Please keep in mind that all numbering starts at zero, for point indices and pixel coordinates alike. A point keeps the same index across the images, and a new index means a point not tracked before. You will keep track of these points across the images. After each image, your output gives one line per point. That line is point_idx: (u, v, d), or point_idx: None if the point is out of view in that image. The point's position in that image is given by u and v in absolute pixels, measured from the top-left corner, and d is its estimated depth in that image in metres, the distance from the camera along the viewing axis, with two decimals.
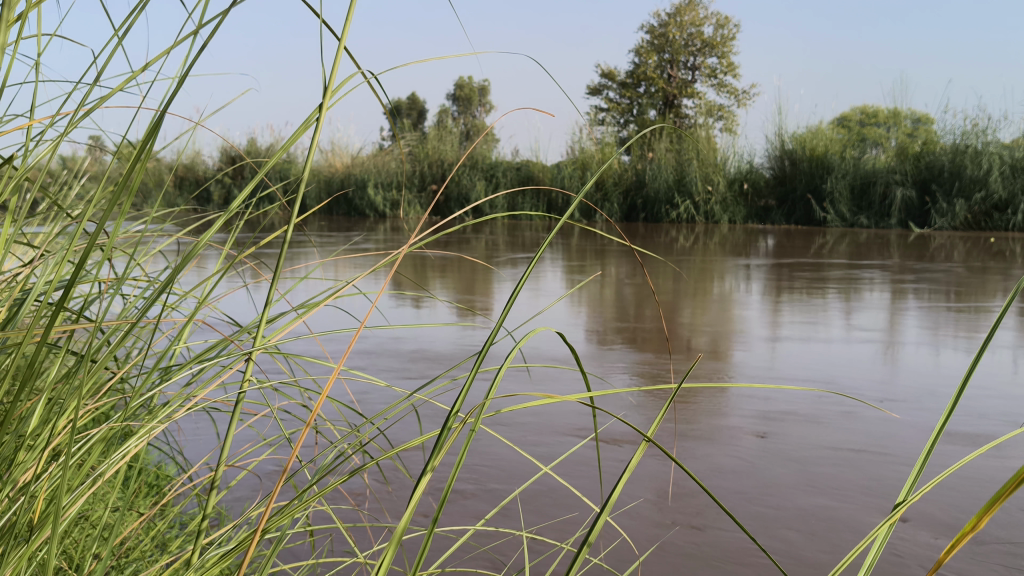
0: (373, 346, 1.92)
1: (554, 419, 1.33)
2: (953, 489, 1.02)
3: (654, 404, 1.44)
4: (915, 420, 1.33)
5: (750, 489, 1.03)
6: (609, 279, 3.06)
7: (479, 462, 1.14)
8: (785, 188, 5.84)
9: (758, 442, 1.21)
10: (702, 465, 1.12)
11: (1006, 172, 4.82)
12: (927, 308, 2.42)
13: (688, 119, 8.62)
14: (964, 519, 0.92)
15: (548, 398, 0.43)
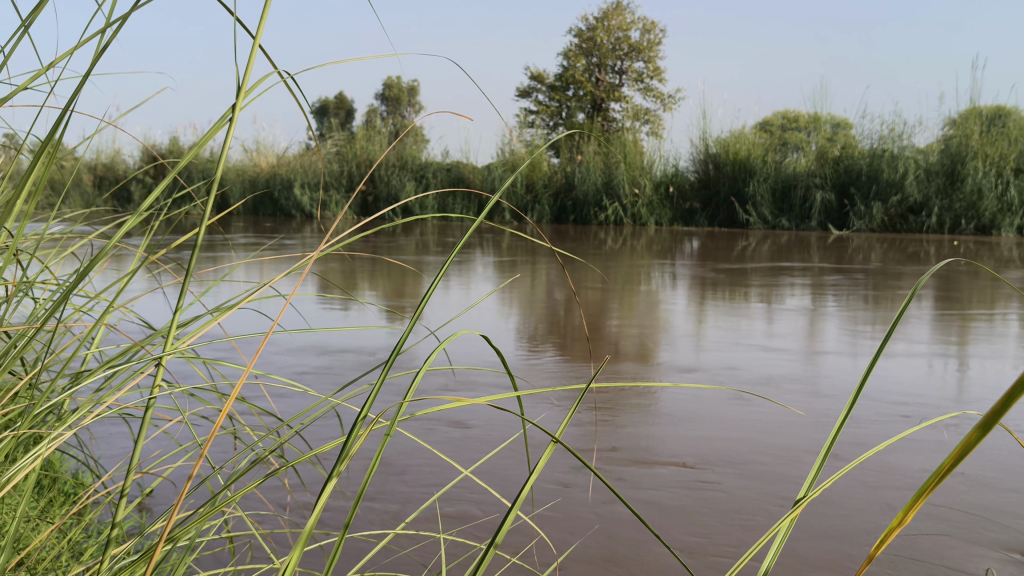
0: (295, 350, 1.90)
1: (475, 422, 1.34)
2: (860, 488, 1.06)
3: (573, 405, 1.46)
4: (827, 418, 1.38)
5: (664, 490, 1.05)
6: (539, 281, 3.10)
7: (399, 466, 1.14)
8: (708, 191, 5.93)
9: (675, 443, 1.24)
10: (619, 465, 1.15)
11: (921, 176, 5.01)
12: (845, 310, 2.51)
13: (616, 122, 8.71)
14: (863, 516, 0.97)
15: (457, 402, 0.45)
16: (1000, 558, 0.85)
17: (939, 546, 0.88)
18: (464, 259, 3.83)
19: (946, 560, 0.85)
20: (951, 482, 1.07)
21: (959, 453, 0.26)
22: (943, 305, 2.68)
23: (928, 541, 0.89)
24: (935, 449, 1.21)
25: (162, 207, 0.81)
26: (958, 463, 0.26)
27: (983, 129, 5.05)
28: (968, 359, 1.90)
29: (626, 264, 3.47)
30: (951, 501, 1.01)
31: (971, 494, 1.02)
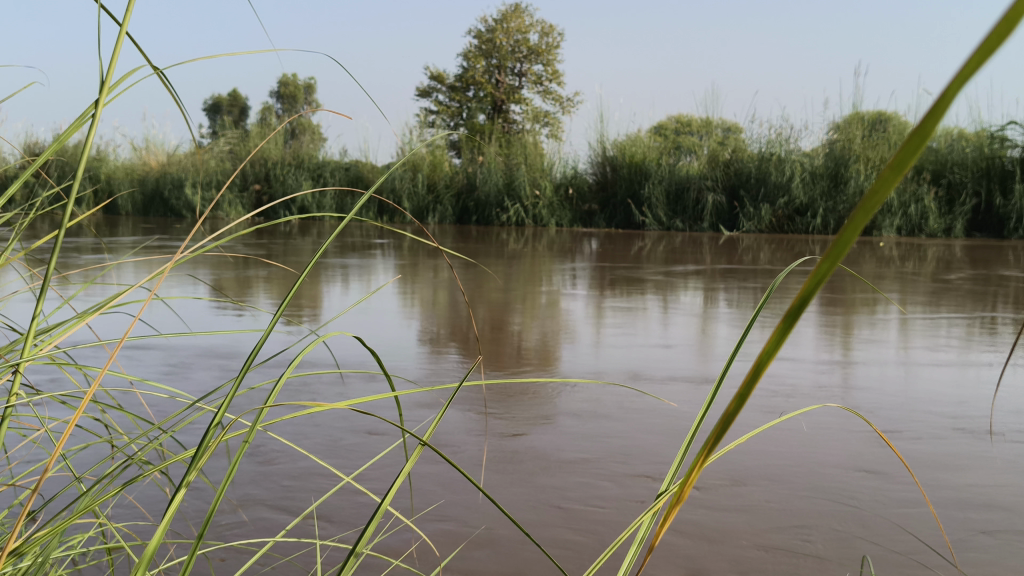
0: (179, 355, 1.87)
1: (366, 427, 1.35)
2: (738, 481, 1.12)
3: (458, 407, 1.48)
4: (704, 416, 1.45)
5: (555, 489, 1.09)
6: (441, 283, 3.12)
7: (280, 473, 1.14)
8: (606, 193, 6.04)
9: (567, 443, 1.28)
10: (509, 466, 1.18)
11: (806, 179, 5.22)
12: (735, 309, 2.61)
13: (516, 123, 8.80)
14: (725, 513, 1.02)
15: (321, 408, 0.51)
16: (865, 547, 0.92)
17: (810, 539, 0.95)
18: (363, 261, 3.82)
19: (818, 550, 0.92)
20: (821, 475, 1.14)
21: (715, 443, 0.28)
22: (828, 304, 2.81)
23: (786, 538, 0.95)
24: (807, 442, 1.29)
25: (33, 205, 0.81)
26: (712, 462, 0.29)
27: (865, 134, 5.36)
28: (846, 357, 2.01)
29: (527, 265, 3.53)
30: (822, 492, 1.08)
31: (830, 490, 1.09)
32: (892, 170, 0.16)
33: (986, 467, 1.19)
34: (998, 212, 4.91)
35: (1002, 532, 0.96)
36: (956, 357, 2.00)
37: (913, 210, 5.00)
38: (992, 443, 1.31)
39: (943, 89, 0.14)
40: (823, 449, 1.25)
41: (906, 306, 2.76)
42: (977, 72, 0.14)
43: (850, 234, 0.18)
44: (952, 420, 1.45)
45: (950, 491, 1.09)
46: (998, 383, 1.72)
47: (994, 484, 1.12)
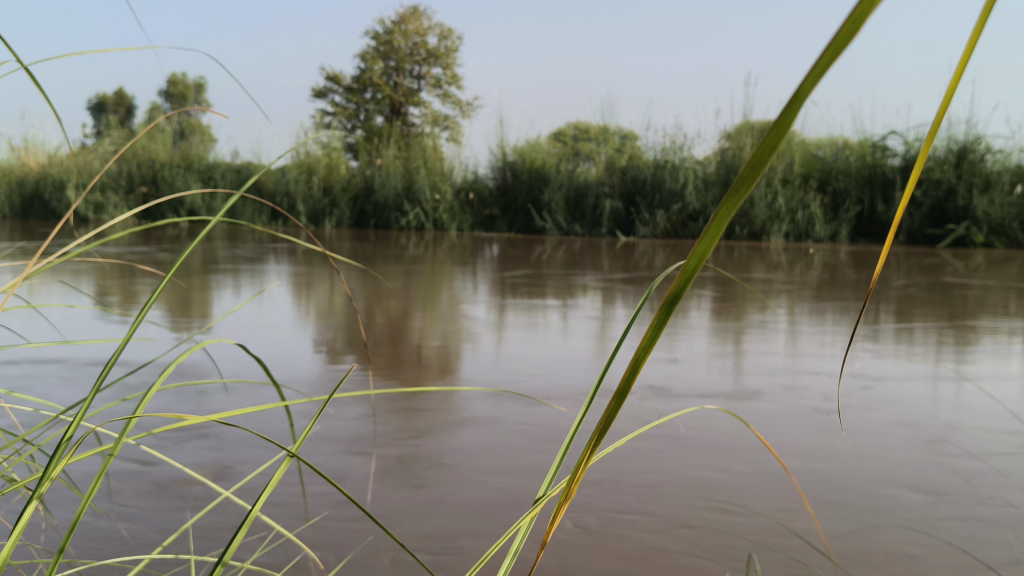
0: (52, 365, 1.76)
1: (250, 439, 1.28)
2: (625, 484, 1.10)
3: (348, 416, 1.43)
4: (595, 422, 1.43)
5: (439, 498, 1.05)
6: (337, 289, 3.05)
7: (156, 487, 1.06)
8: (506, 198, 6.00)
9: (455, 452, 1.24)
10: (392, 475, 1.13)
11: (699, 186, 5.31)
12: (634, 316, 2.63)
13: (414, 126, 8.74)
14: (621, 514, 1.00)
15: (196, 419, 0.53)
16: (751, 546, 0.91)
17: (697, 540, 0.93)
18: (258, 268, 3.68)
19: (703, 550, 0.90)
20: (712, 477, 1.13)
21: (626, 386, 0.32)
22: (722, 310, 2.85)
23: (680, 536, 0.94)
24: (697, 445, 1.28)
25: None
26: (611, 423, 0.32)
27: (754, 142, 5.53)
28: (737, 364, 2.00)
29: (427, 271, 3.46)
30: (711, 493, 1.07)
31: (728, 491, 1.08)
32: (775, 125, 0.23)
33: (868, 472, 1.20)
34: (880, 219, 5.08)
35: (889, 530, 0.98)
36: (843, 362, 2.03)
37: (800, 216, 5.12)
38: (876, 447, 1.32)
39: (809, 68, 0.21)
40: (719, 450, 1.25)
41: (796, 309, 2.83)
42: (836, 54, 0.21)
43: (717, 227, 0.26)
44: (836, 424, 1.47)
45: (834, 496, 1.09)
46: (880, 388, 1.75)
47: (883, 485, 1.14)
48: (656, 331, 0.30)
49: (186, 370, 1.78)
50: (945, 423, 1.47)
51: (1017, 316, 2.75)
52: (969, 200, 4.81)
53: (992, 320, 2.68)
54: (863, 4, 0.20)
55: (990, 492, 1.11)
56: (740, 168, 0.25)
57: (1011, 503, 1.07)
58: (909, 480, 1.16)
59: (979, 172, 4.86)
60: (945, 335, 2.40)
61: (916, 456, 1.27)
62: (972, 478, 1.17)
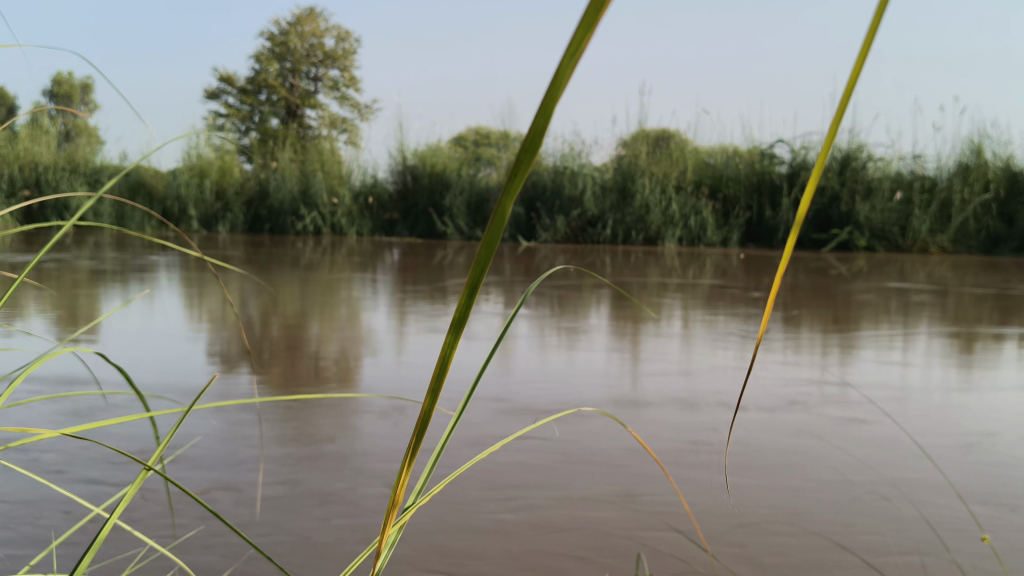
0: None
1: (128, 452, 1.22)
2: (515, 483, 1.10)
3: (234, 427, 1.39)
4: (487, 425, 1.42)
5: (320, 507, 1.02)
6: (233, 294, 2.97)
7: (21, 504, 1.00)
8: (407, 203, 5.91)
9: (339, 461, 1.21)
10: (269, 485, 1.09)
11: (597, 192, 5.40)
12: (537, 322, 2.67)
13: (310, 123, 8.58)
14: (510, 516, 0.99)
15: (49, 432, 0.52)
16: (637, 546, 0.92)
17: (581, 542, 0.93)
18: (148, 275, 3.56)
19: (588, 552, 0.90)
20: (596, 477, 1.13)
21: (438, 389, 0.33)
22: (620, 315, 2.88)
23: (566, 538, 0.94)
24: (582, 447, 1.28)
25: None
26: (425, 426, 0.33)
27: (649, 149, 5.66)
28: (633, 366, 2.03)
29: (325, 276, 3.40)
30: (600, 492, 1.07)
31: (618, 489, 1.09)
32: (545, 103, 0.26)
33: (753, 471, 1.22)
34: (768, 225, 5.20)
35: (769, 528, 1.00)
36: (733, 363, 2.07)
37: (694, 222, 5.22)
38: (760, 448, 1.35)
39: (559, 51, 0.24)
40: (608, 450, 1.26)
41: (690, 312, 2.89)
42: (583, 41, 0.24)
43: (495, 234, 0.28)
44: (723, 423, 1.50)
45: (718, 494, 1.12)
46: (770, 389, 1.80)
47: (764, 484, 1.17)
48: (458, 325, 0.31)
49: (66, 382, 1.71)
50: (829, 423, 1.52)
51: (895, 317, 2.89)
52: (852, 206, 5.00)
53: (871, 321, 2.79)
54: (594, 7, 0.24)
55: (862, 489, 1.16)
56: (518, 151, 0.26)
57: (882, 498, 1.12)
58: (791, 478, 1.19)
59: (862, 179, 5.04)
60: (829, 336, 2.49)
61: (798, 454, 1.31)
62: (847, 474, 1.21)
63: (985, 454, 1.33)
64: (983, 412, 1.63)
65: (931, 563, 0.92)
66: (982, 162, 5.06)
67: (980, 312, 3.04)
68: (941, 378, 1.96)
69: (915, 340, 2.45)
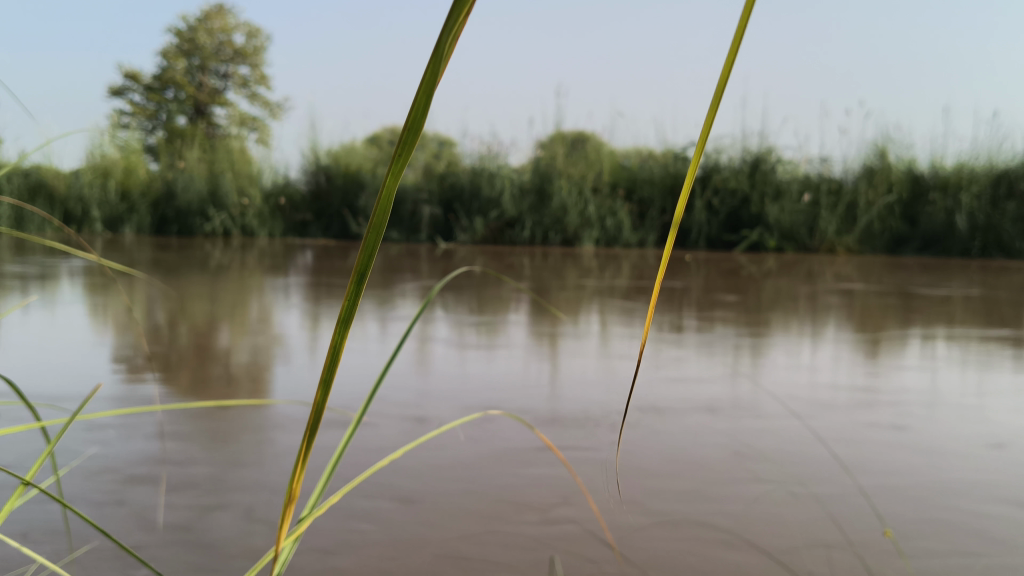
0: None
1: (20, 464, 1.16)
2: (427, 486, 1.07)
3: (135, 434, 1.33)
4: (400, 429, 1.39)
5: (220, 514, 0.97)
6: (139, 298, 2.86)
7: None
8: (320, 203, 5.80)
9: (240, 470, 1.15)
10: (165, 493, 1.03)
11: (515, 194, 5.38)
12: (455, 323, 2.65)
13: (219, 119, 8.36)
14: (419, 519, 0.96)
15: None
16: (548, 548, 0.89)
17: (489, 543, 0.90)
18: (47, 280, 3.42)
19: (497, 554, 0.87)
20: (505, 480, 1.11)
21: (328, 388, 0.32)
22: (535, 317, 2.85)
23: (475, 539, 0.91)
24: (492, 450, 1.25)
25: None
26: (317, 429, 0.32)
27: (566, 151, 5.68)
28: (552, 367, 2.02)
29: (235, 279, 3.30)
30: (512, 495, 1.05)
31: (532, 490, 1.07)
32: (426, 91, 0.28)
33: (667, 470, 1.22)
34: (682, 226, 5.26)
35: (683, 527, 0.99)
36: (652, 365, 2.06)
37: (610, 223, 5.25)
38: (674, 448, 1.34)
39: None
40: (522, 451, 1.24)
41: (605, 314, 2.87)
42: None
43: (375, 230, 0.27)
44: (640, 424, 1.50)
45: (629, 494, 1.10)
46: (686, 389, 1.81)
47: (678, 483, 1.16)
48: (349, 315, 0.31)
49: None
50: (742, 421, 1.53)
51: (804, 316, 2.94)
52: (762, 207, 5.13)
53: (782, 320, 2.83)
54: None
55: (772, 485, 1.16)
56: (405, 129, 0.29)
57: (793, 494, 1.12)
58: (706, 477, 1.19)
59: (771, 181, 5.18)
60: (742, 335, 2.53)
61: (714, 454, 1.31)
62: (760, 472, 1.21)
63: (894, 452, 1.35)
64: (889, 411, 1.65)
65: (838, 555, 0.92)
66: (886, 165, 5.19)
67: (885, 311, 3.11)
68: (849, 377, 1.99)
69: (823, 340, 2.49)
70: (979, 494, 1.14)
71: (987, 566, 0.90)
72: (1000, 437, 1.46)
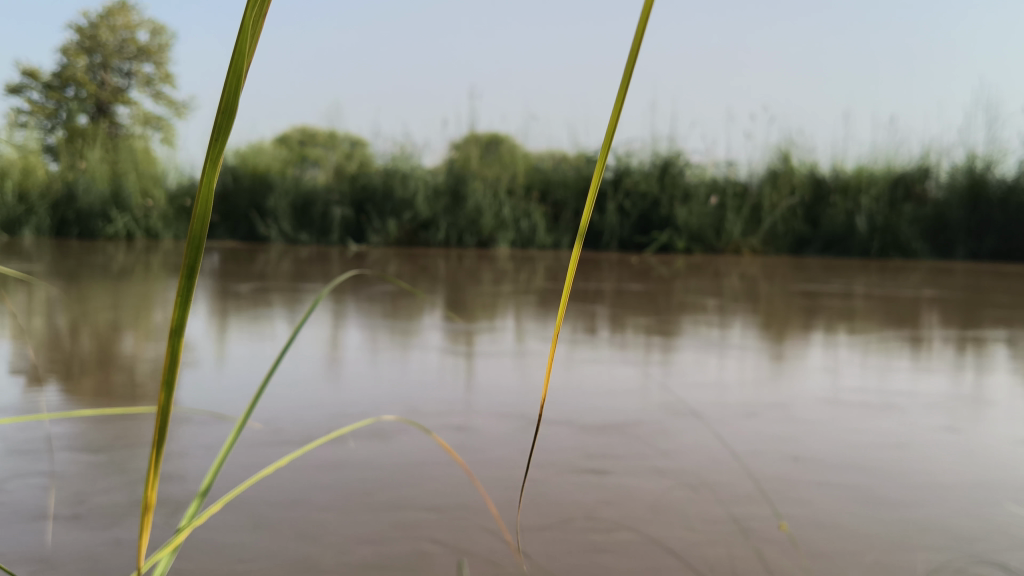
0: None
1: None
2: (332, 491, 1.08)
3: (32, 439, 1.30)
4: (307, 433, 1.39)
5: (116, 521, 0.95)
6: (36, 303, 2.77)
7: None
8: (228, 204, 5.73)
9: (137, 476, 1.13)
10: (60, 500, 1.01)
11: (429, 195, 5.37)
12: (367, 326, 2.65)
13: (123, 118, 8.10)
14: (323, 524, 0.97)
15: None
16: (453, 549, 0.91)
17: (389, 551, 0.90)
18: None
19: (403, 556, 0.89)
20: (406, 486, 1.11)
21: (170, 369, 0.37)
22: (448, 318, 2.86)
23: (382, 543, 0.92)
24: (385, 455, 1.24)
25: None
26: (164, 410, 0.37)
27: (481, 153, 5.65)
28: (465, 368, 2.04)
29: (139, 283, 3.22)
30: (419, 499, 1.06)
31: (437, 493, 1.08)
32: (236, 81, 0.32)
33: (571, 469, 1.25)
34: (595, 228, 5.34)
35: (583, 524, 1.03)
36: (564, 368, 2.08)
37: (524, 225, 5.27)
38: (580, 449, 1.36)
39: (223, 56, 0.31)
40: (430, 454, 1.26)
41: (520, 317, 2.88)
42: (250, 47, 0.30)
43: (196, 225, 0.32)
44: (549, 424, 1.53)
45: (530, 498, 1.11)
46: (598, 389, 1.85)
47: (582, 482, 1.19)
48: (183, 309, 0.34)
49: None
50: (645, 422, 1.57)
51: (712, 317, 3.01)
52: (671, 210, 5.24)
53: (691, 321, 2.89)
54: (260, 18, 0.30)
55: (672, 483, 1.20)
56: (218, 120, 0.33)
57: (690, 491, 1.17)
58: (610, 476, 1.22)
59: (679, 185, 5.30)
60: (652, 335, 2.59)
61: (619, 453, 1.35)
62: (662, 471, 1.25)
63: (790, 449, 1.40)
64: (787, 411, 1.69)
65: (736, 553, 0.95)
66: (789, 169, 5.33)
67: (789, 311, 3.20)
68: (752, 376, 2.05)
69: (730, 340, 2.56)
70: (868, 491, 1.19)
71: (873, 563, 0.94)
72: (889, 436, 1.50)
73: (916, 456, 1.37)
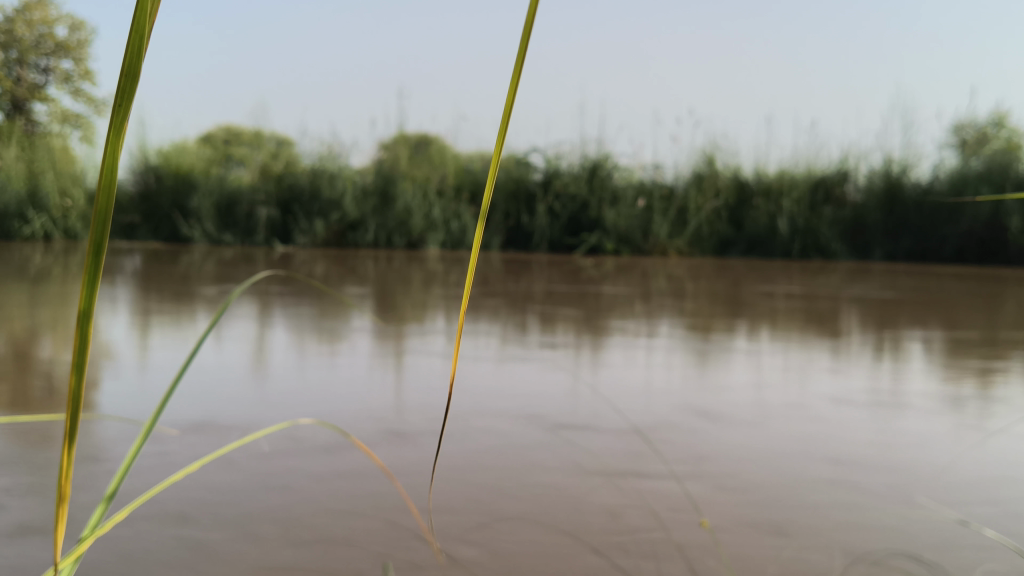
0: None
1: None
2: (259, 495, 1.08)
3: None
4: (234, 438, 1.38)
5: (27, 532, 0.93)
6: None
7: None
8: (150, 204, 5.64)
9: (51, 488, 1.11)
10: None
11: (358, 196, 5.34)
12: (294, 327, 2.63)
13: (40, 117, 7.85)
14: (247, 529, 0.97)
15: None
16: (378, 550, 0.92)
17: (317, 554, 0.91)
18: None
19: (331, 559, 0.90)
20: (332, 490, 1.11)
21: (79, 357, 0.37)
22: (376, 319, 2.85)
23: (306, 546, 0.93)
24: (313, 459, 1.24)
25: None
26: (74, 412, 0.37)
27: (410, 153, 5.66)
28: (393, 370, 2.04)
29: (57, 285, 3.14)
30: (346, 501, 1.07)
31: (365, 496, 1.09)
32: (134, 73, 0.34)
33: (498, 470, 1.27)
34: (525, 230, 5.39)
35: (509, 523, 1.05)
36: (492, 369, 2.09)
37: (455, 226, 5.27)
38: (509, 450, 1.39)
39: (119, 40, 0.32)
40: (358, 457, 1.26)
41: (450, 318, 2.89)
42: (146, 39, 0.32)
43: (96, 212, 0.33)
44: (477, 426, 1.54)
45: (457, 500, 1.13)
46: (527, 390, 1.87)
47: (509, 482, 1.21)
48: (89, 295, 0.35)
49: None
50: (572, 421, 1.60)
51: (640, 317, 3.06)
52: (600, 212, 5.32)
53: (619, 322, 2.94)
54: None
55: (596, 482, 1.23)
56: (121, 87, 0.35)
57: (613, 489, 1.19)
58: (537, 476, 1.24)
59: (608, 187, 5.39)
60: (580, 336, 2.62)
61: (546, 454, 1.37)
62: (587, 471, 1.28)
63: (711, 446, 1.44)
64: (714, 411, 1.72)
65: (657, 549, 0.98)
66: (714, 171, 5.44)
67: (715, 311, 3.26)
68: (679, 375, 2.09)
69: (657, 340, 2.61)
70: (786, 485, 1.23)
71: (787, 555, 0.97)
72: (809, 433, 1.54)
73: (833, 451, 1.42)
